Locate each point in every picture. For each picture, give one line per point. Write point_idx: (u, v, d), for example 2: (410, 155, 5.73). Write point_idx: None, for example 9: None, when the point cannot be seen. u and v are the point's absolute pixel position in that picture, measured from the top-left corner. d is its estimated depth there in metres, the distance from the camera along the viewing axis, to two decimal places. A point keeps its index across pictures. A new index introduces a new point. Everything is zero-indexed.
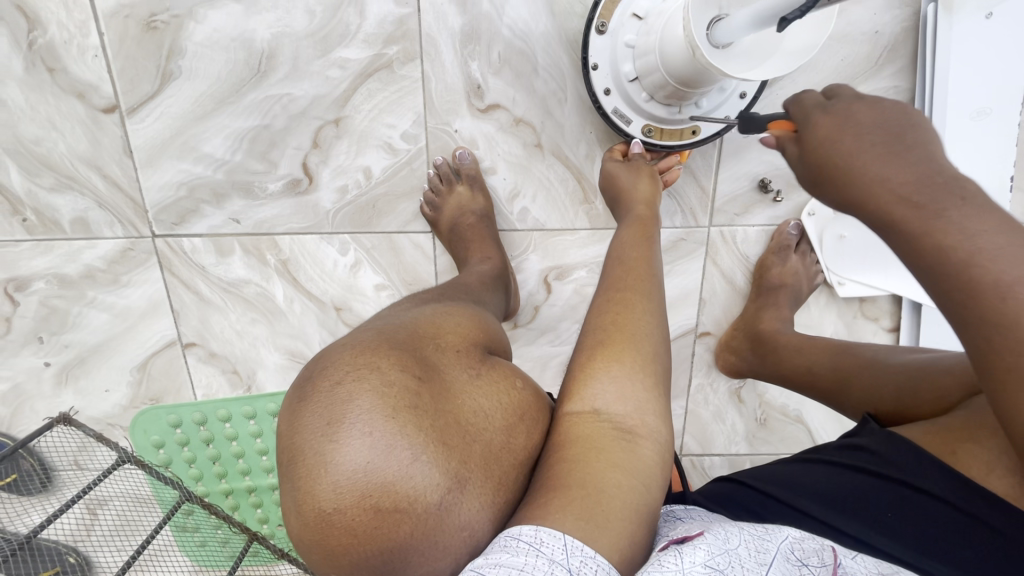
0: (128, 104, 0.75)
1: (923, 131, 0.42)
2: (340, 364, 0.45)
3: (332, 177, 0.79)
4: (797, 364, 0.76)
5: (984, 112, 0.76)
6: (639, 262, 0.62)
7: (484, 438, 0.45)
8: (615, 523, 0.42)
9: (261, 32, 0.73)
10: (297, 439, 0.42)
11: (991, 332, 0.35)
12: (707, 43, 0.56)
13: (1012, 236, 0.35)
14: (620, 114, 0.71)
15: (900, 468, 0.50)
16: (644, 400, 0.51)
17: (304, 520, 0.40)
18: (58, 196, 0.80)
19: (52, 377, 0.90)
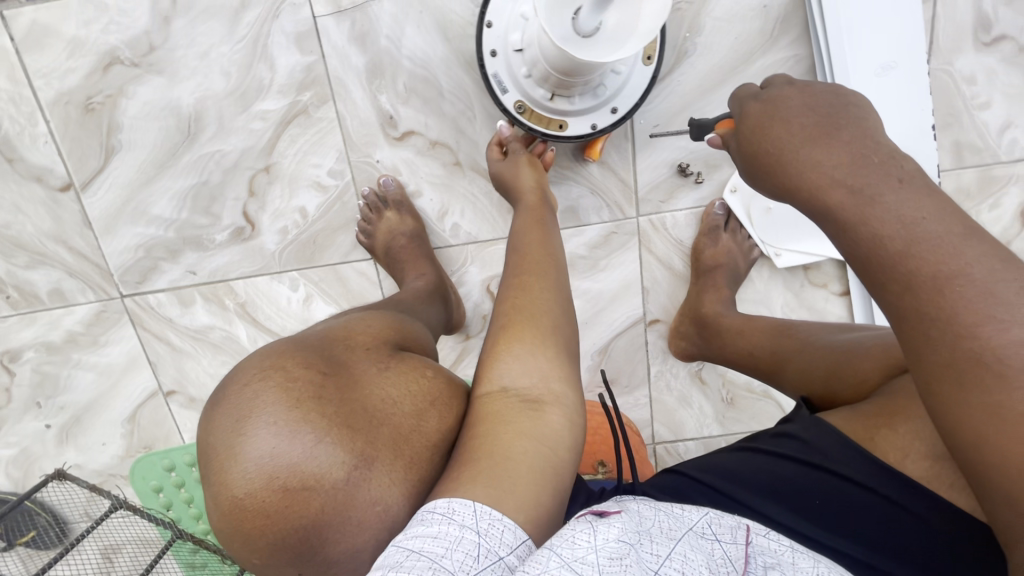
0: (81, 180, 0.83)
1: (856, 111, 0.43)
2: (248, 366, 0.46)
3: (271, 220, 0.85)
4: (743, 349, 0.76)
5: (889, 67, 0.76)
6: (540, 247, 0.62)
7: (393, 420, 0.46)
8: (523, 489, 0.42)
9: (186, 98, 0.79)
10: (210, 441, 0.43)
11: (900, 298, 0.36)
12: (571, 27, 0.56)
13: (935, 209, 0.36)
14: (499, 81, 0.71)
15: (831, 459, 0.50)
16: (548, 369, 0.50)
17: (221, 511, 0.41)
18: (33, 272, 0.87)
19: (54, 437, 0.98)
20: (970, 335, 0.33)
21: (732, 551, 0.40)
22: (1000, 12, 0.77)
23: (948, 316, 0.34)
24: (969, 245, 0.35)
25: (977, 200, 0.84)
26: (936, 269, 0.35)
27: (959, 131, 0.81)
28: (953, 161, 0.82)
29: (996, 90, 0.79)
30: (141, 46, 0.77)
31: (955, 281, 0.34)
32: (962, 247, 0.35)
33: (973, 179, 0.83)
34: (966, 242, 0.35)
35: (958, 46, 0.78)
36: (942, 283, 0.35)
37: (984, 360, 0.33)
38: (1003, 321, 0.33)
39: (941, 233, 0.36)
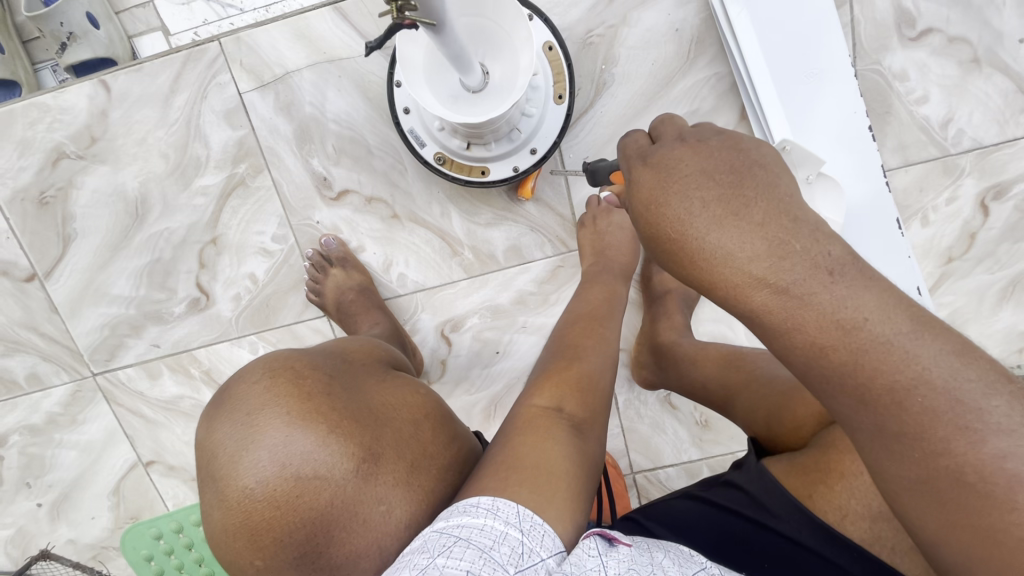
0: (43, 270, 0.87)
1: (760, 174, 0.36)
2: (254, 368, 0.50)
3: (224, 289, 0.87)
4: (696, 379, 0.73)
5: (810, 75, 0.74)
6: (598, 308, 0.67)
7: (394, 424, 0.51)
8: (560, 495, 0.44)
9: (131, 183, 0.82)
10: (215, 437, 0.46)
11: (867, 416, 0.33)
12: (458, 86, 0.57)
13: (876, 302, 0.32)
14: (415, 136, 0.72)
15: (776, 517, 0.50)
16: (591, 407, 0.55)
17: (229, 502, 0.44)
18: (11, 359, 0.92)
19: (46, 515, 1.01)
20: (947, 453, 0.31)
21: None
22: (920, 5, 0.75)
23: (916, 431, 0.31)
24: (920, 343, 0.32)
25: (931, 195, 0.81)
26: (902, 383, 0.31)
27: (899, 128, 0.79)
28: (898, 159, 0.80)
29: (931, 83, 0.77)
30: (84, 139, 0.81)
31: (918, 391, 0.31)
32: (914, 348, 0.32)
33: (923, 174, 0.80)
34: (915, 339, 0.32)
35: (882, 44, 0.76)
36: (908, 390, 0.31)
37: (965, 477, 0.31)
38: (979, 430, 0.30)
39: (888, 334, 0.32)
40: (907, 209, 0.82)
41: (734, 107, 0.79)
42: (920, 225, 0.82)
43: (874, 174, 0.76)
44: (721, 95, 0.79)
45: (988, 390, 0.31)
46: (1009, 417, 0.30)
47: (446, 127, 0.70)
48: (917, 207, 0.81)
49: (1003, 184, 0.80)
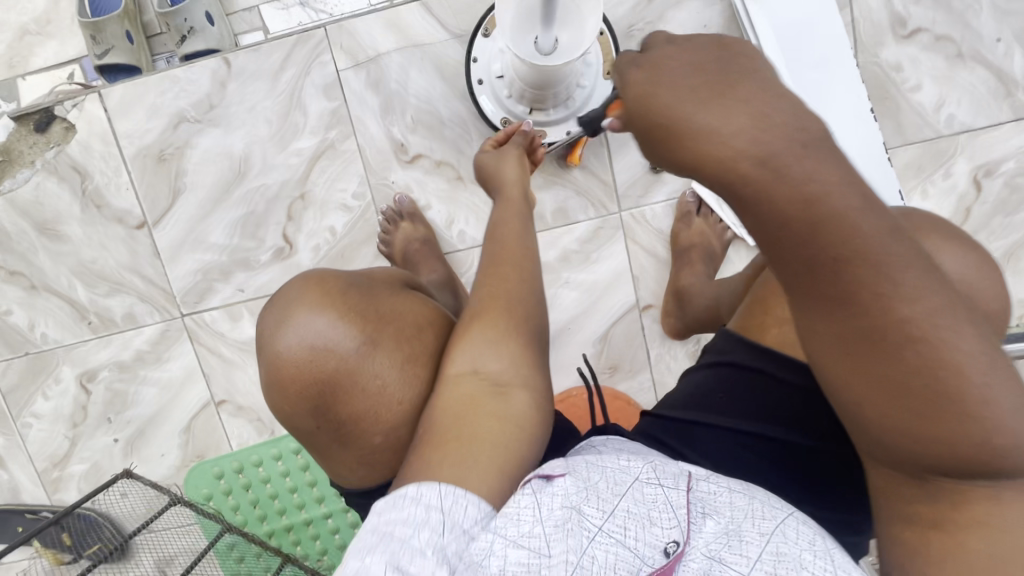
0: (153, 218, 1.00)
1: (746, 64, 0.43)
2: (297, 278, 0.58)
3: (306, 240, 1.00)
4: (702, 306, 0.84)
5: (819, 63, 0.89)
6: (514, 242, 0.64)
7: (399, 325, 0.56)
8: (488, 460, 0.48)
9: (238, 144, 0.97)
10: (265, 325, 0.55)
11: (802, 277, 0.39)
12: (534, 49, 0.71)
13: (834, 173, 0.38)
14: (487, 103, 0.86)
15: (752, 363, 0.58)
16: (516, 359, 0.55)
17: (267, 375, 0.53)
18: (111, 299, 1.04)
19: (120, 450, 1.10)
20: (875, 309, 0.37)
21: (673, 499, 0.45)
22: (911, 9, 0.89)
23: (852, 291, 0.37)
24: (867, 218, 0.37)
25: (928, 171, 0.93)
26: (847, 253, 0.37)
27: (897, 112, 0.92)
28: (898, 138, 0.92)
29: (923, 74, 0.91)
30: (203, 106, 0.96)
31: (856, 260, 0.37)
32: (860, 221, 0.37)
33: (919, 152, 0.93)
34: (864, 214, 0.37)
35: (880, 40, 0.90)
36: (851, 253, 0.37)
37: (884, 334, 0.37)
38: (903, 295, 0.36)
39: (846, 207, 0.37)
40: (906, 182, 0.94)
41: None
42: (919, 197, 0.94)
43: (875, 148, 0.89)
44: None
45: (907, 261, 0.37)
46: (916, 285, 0.37)
47: (513, 95, 0.84)
48: (915, 180, 0.93)
49: (992, 162, 0.92)
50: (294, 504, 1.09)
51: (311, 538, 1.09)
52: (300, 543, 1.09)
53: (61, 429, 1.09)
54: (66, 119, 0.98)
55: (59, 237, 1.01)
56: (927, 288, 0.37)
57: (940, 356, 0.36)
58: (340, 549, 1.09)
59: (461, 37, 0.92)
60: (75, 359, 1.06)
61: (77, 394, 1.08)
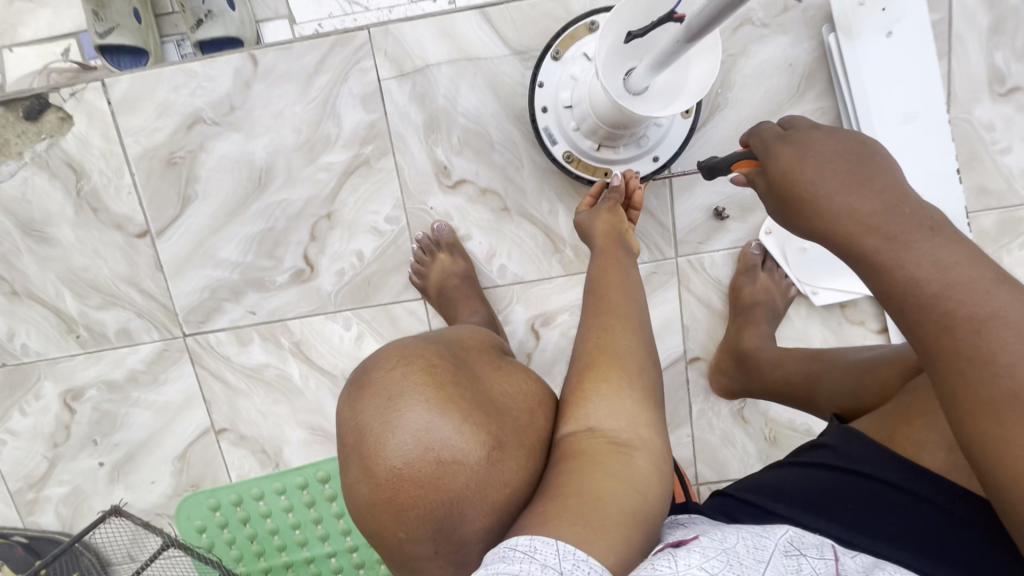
0: (157, 227, 0.89)
1: (882, 162, 0.43)
2: (389, 355, 0.49)
3: (329, 263, 0.90)
4: (777, 378, 0.77)
5: (911, 116, 0.80)
6: (616, 284, 0.61)
7: (514, 415, 0.49)
8: (612, 531, 0.40)
9: (260, 152, 0.86)
10: (361, 418, 0.45)
11: (932, 336, 0.37)
12: (623, 87, 0.61)
13: (966, 255, 0.37)
14: (550, 133, 0.77)
15: (862, 462, 0.51)
16: (637, 414, 0.49)
17: (373, 485, 0.42)
18: (104, 312, 0.93)
19: (105, 476, 1.00)
20: (1009, 378, 0.33)
21: (821, 568, 0.40)
22: (1012, 66, 0.82)
23: (986, 355, 0.34)
24: (1001, 288, 0.35)
25: (1007, 239, 0.87)
26: (976, 316, 0.35)
27: (983, 175, 0.85)
28: (980, 203, 0.86)
29: (1015, 137, 0.84)
30: (223, 107, 0.85)
31: (991, 321, 0.34)
32: (994, 290, 0.35)
33: (1000, 219, 0.87)
34: (998, 284, 0.35)
35: (974, 96, 0.83)
36: (976, 320, 0.35)
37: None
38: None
39: (973, 275, 0.36)
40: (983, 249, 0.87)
41: None
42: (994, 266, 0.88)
43: (958, 213, 0.82)
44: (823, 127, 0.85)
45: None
46: None
47: (581, 128, 0.75)
48: (993, 248, 0.87)
49: None
50: (295, 541, 0.98)
51: None
52: None
53: (38, 449, 0.98)
54: (62, 108, 0.86)
55: (48, 240, 0.90)
56: None
57: None
58: None
59: (521, 55, 0.83)
60: (60, 373, 0.96)
61: (60, 412, 0.97)
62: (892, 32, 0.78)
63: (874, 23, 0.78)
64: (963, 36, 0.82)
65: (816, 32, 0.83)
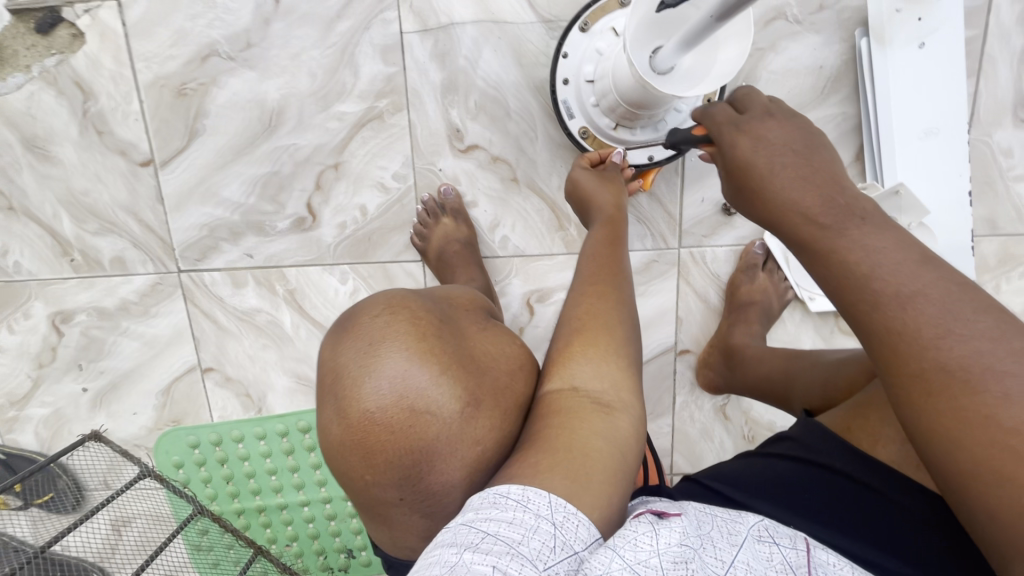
0: (162, 158, 0.88)
1: (824, 158, 0.47)
2: (375, 303, 0.49)
3: (332, 215, 0.89)
4: (760, 376, 0.77)
5: (931, 131, 0.79)
6: (610, 263, 0.60)
7: (494, 374, 0.49)
8: (597, 486, 0.41)
9: (272, 93, 0.85)
10: (340, 360, 0.46)
11: (863, 312, 0.40)
12: (649, 65, 0.60)
13: (892, 241, 0.41)
14: (568, 107, 0.76)
15: (824, 456, 0.53)
16: (620, 379, 0.49)
17: (345, 424, 0.43)
18: (100, 239, 0.92)
19: (87, 402, 1.00)
20: (931, 345, 0.37)
21: (790, 556, 0.40)
22: None
23: (911, 327, 0.38)
24: (924, 267, 0.39)
25: (1008, 267, 0.87)
26: (900, 293, 0.39)
27: (993, 200, 0.85)
28: (987, 228, 0.86)
29: None
30: (240, 42, 0.84)
31: (915, 299, 0.38)
32: (917, 270, 0.39)
33: (1005, 246, 0.87)
34: (920, 264, 0.39)
35: (997, 119, 0.82)
36: (906, 296, 0.38)
37: (950, 368, 0.36)
38: (962, 334, 0.36)
39: (899, 257, 0.40)
40: (982, 275, 0.88)
41: (852, 147, 0.85)
42: (990, 293, 0.88)
43: (964, 234, 0.82)
44: (842, 133, 0.84)
45: (975, 309, 0.37)
46: (994, 327, 0.36)
47: (600, 104, 0.74)
48: (992, 275, 0.88)
49: None
50: (270, 487, 0.99)
51: (283, 523, 1.01)
52: (270, 526, 1.01)
53: (21, 368, 0.98)
54: (74, 24, 0.84)
55: (50, 159, 0.89)
56: (1005, 330, 0.36)
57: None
58: (312, 538, 1.02)
59: (548, 24, 0.82)
60: (50, 295, 0.95)
61: (47, 333, 0.97)
62: (924, 43, 0.77)
63: (906, 32, 0.77)
64: (994, 56, 0.81)
65: (849, 35, 0.82)
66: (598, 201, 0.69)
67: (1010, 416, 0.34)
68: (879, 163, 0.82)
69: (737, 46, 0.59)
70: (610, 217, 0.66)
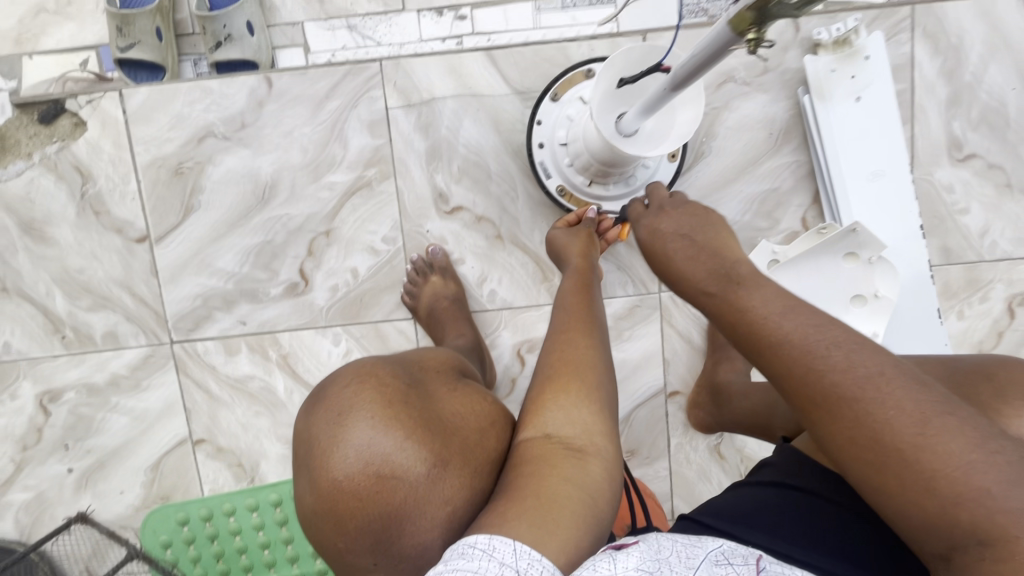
0: (157, 234, 0.91)
1: (709, 235, 0.53)
2: (346, 372, 0.50)
3: (324, 278, 0.92)
4: (746, 410, 0.79)
5: (878, 174, 0.87)
6: (581, 309, 0.62)
7: (464, 433, 0.49)
8: (565, 532, 0.42)
9: (266, 168, 0.90)
10: (311, 431, 0.46)
11: (754, 361, 0.45)
12: (614, 130, 0.66)
13: (764, 298, 0.45)
14: (545, 168, 0.82)
15: (801, 478, 0.54)
16: (593, 422, 0.50)
17: (318, 494, 0.44)
18: (93, 314, 0.93)
19: (72, 483, 0.97)
20: (805, 385, 0.41)
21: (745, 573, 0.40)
22: (969, 135, 0.90)
23: (787, 371, 0.42)
24: (788, 317, 0.44)
25: (967, 293, 0.93)
26: (773, 343, 0.43)
27: (943, 232, 0.92)
28: (942, 258, 0.92)
29: (973, 199, 0.91)
30: (235, 123, 0.89)
31: (782, 346, 0.42)
32: (783, 320, 0.43)
33: (960, 274, 0.93)
34: (784, 315, 0.44)
35: (935, 160, 0.91)
36: (776, 346, 0.43)
37: (817, 402, 0.40)
38: (822, 369, 0.41)
39: (768, 312, 0.44)
40: (943, 302, 0.93)
41: (809, 190, 0.91)
42: (955, 318, 0.93)
43: (920, 265, 0.87)
44: (799, 178, 0.91)
45: (833, 344, 0.41)
46: (845, 359, 0.40)
47: (575, 165, 0.79)
48: (953, 301, 0.93)
49: None
50: (263, 561, 0.96)
51: None
52: None
53: (5, 452, 0.96)
54: (76, 114, 0.89)
55: (46, 240, 0.91)
56: (854, 359, 0.40)
57: (875, 429, 0.38)
58: None
59: (522, 95, 0.89)
60: (40, 374, 0.95)
61: (34, 413, 0.95)
62: (860, 97, 0.86)
63: (843, 88, 0.86)
64: (924, 105, 0.90)
65: (793, 93, 0.90)
66: (570, 253, 0.72)
67: (860, 431, 0.39)
68: (835, 204, 0.89)
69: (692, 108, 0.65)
70: (581, 269, 0.69)
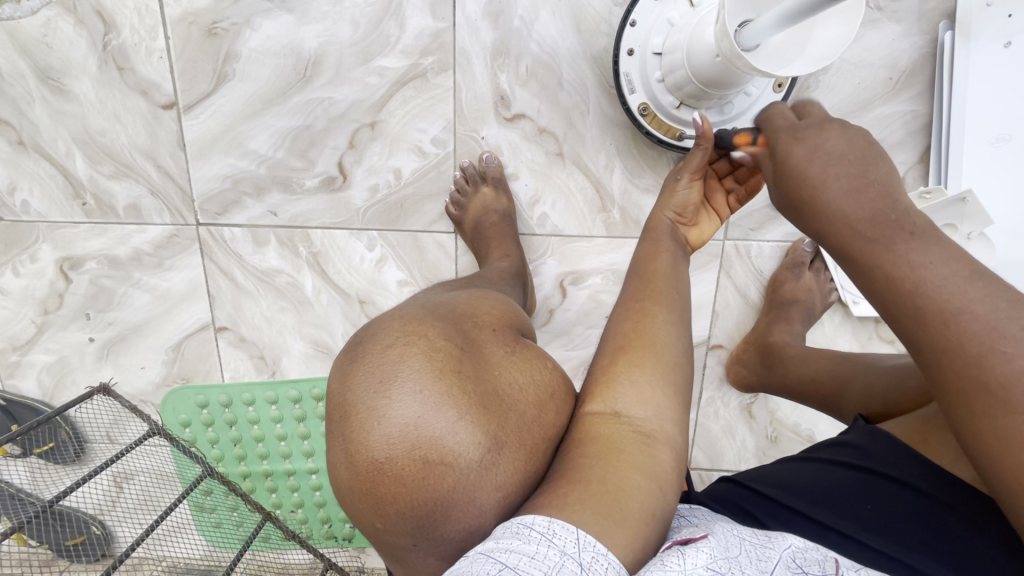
0: (186, 102, 0.82)
1: (881, 165, 0.42)
2: (389, 330, 0.45)
3: (364, 175, 0.85)
4: (802, 378, 0.75)
5: (1003, 138, 0.74)
6: (662, 273, 0.56)
7: (519, 408, 0.44)
8: (633, 525, 0.38)
9: (309, 41, 0.79)
10: (348, 396, 0.42)
11: (909, 326, 0.38)
12: (734, 42, 0.56)
13: (944, 257, 0.38)
14: (630, 78, 0.71)
15: (884, 462, 0.49)
16: (665, 405, 0.46)
17: (354, 471, 0.39)
18: (116, 183, 0.87)
19: (93, 352, 0.95)
20: (976, 364, 0.35)
21: None
22: None
23: (958, 346, 0.36)
24: (975, 285, 0.36)
25: None
26: (945, 310, 0.36)
27: None
28: None
29: None
30: None
31: (960, 316, 0.36)
32: (967, 287, 0.36)
33: None
34: (970, 283, 0.36)
35: None
36: (943, 316, 0.36)
37: (990, 387, 0.34)
38: (1008, 353, 0.34)
39: (947, 274, 0.37)
40: None
41: (917, 147, 0.81)
42: None
43: None
44: (909, 133, 0.80)
45: None
46: None
47: (666, 81, 0.69)
48: None
49: None
50: (278, 452, 0.97)
51: (289, 489, 0.99)
52: (276, 491, 1.00)
53: (24, 313, 0.93)
54: None
55: (65, 93, 0.83)
56: None
57: None
58: (318, 506, 1.00)
59: None
60: (59, 239, 0.90)
61: (54, 279, 0.92)
62: (1010, 44, 0.73)
63: (993, 29, 0.73)
64: None
65: (932, 27, 0.77)
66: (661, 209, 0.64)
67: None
68: (944, 166, 0.78)
69: (838, 23, 0.54)
70: (652, 229, 0.62)
